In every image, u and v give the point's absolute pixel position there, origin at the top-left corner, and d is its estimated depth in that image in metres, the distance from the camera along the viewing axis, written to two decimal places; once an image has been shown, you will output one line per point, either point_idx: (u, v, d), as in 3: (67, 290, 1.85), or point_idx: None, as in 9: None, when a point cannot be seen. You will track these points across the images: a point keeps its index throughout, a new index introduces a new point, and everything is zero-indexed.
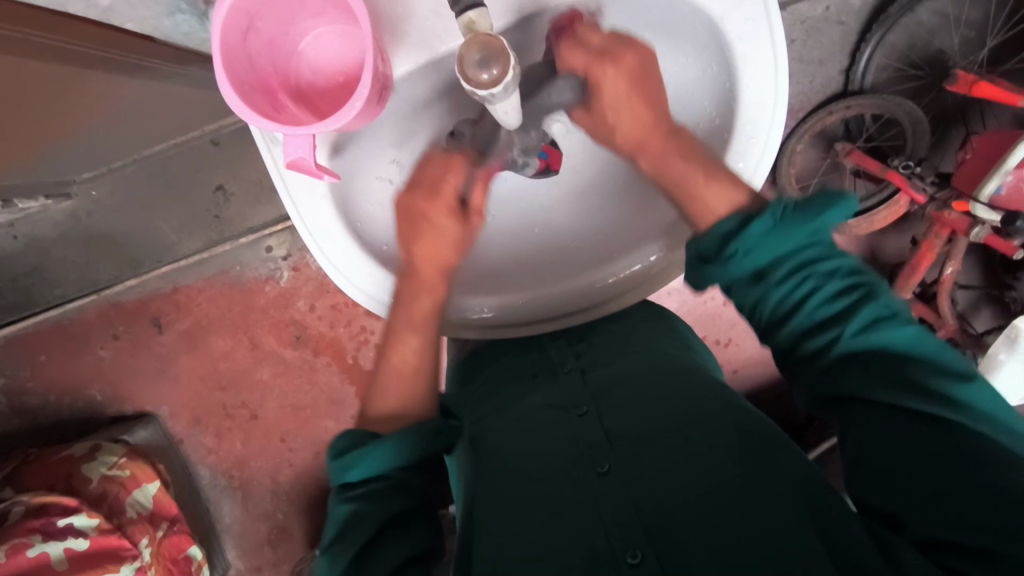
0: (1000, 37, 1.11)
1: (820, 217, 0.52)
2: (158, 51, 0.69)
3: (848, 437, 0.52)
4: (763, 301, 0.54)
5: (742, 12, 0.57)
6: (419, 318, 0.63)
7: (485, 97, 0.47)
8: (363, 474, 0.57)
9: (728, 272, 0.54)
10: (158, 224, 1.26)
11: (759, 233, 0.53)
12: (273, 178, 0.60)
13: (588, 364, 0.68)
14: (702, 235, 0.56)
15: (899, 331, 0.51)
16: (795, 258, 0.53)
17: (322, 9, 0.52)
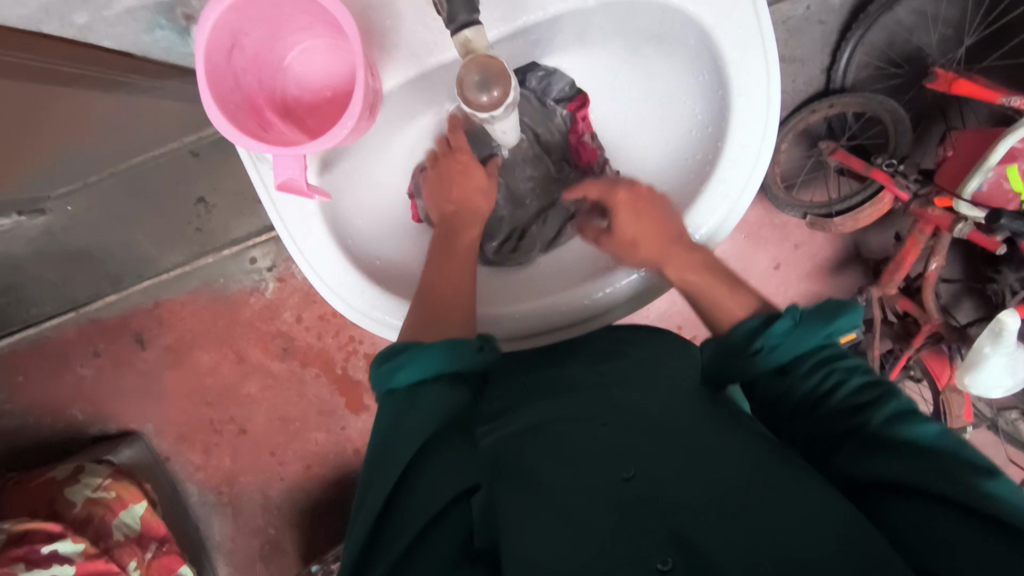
0: (977, 35, 1.12)
1: (836, 320, 0.55)
2: (137, 66, 0.65)
3: (875, 512, 0.48)
4: (789, 394, 0.56)
5: (733, 20, 0.56)
6: (452, 253, 0.61)
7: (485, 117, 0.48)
8: (412, 376, 0.53)
9: (753, 365, 0.57)
10: (138, 239, 1.23)
11: (782, 331, 0.56)
12: (263, 198, 0.58)
13: (611, 383, 0.67)
14: (729, 330, 0.60)
15: (925, 426, 0.50)
16: (818, 356, 0.55)
17: (308, 24, 0.50)
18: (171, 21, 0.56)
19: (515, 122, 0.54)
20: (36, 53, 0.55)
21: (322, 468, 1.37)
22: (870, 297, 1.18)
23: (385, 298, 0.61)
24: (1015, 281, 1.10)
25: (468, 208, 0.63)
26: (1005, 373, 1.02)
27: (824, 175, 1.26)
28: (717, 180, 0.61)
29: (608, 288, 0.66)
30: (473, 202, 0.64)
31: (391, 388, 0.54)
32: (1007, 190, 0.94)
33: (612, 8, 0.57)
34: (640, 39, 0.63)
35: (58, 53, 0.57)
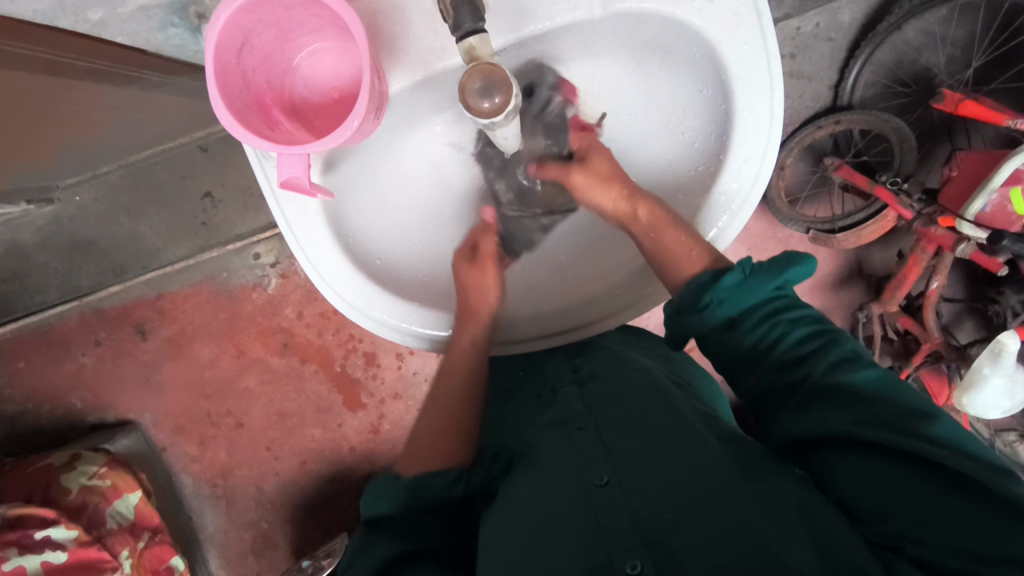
0: (985, 57, 1.13)
1: (785, 275, 0.57)
2: (148, 62, 0.66)
3: (829, 476, 0.51)
4: (737, 349, 0.57)
5: (739, 36, 0.57)
6: (455, 361, 0.66)
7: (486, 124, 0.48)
8: (376, 510, 0.61)
9: (704, 320, 0.58)
10: (143, 230, 1.24)
11: (731, 285, 0.57)
12: (267, 195, 0.59)
13: (586, 377, 0.69)
14: (682, 289, 0.59)
15: (864, 372, 0.53)
16: (766, 309, 0.57)
17: (318, 26, 0.51)
18: (183, 19, 0.57)
19: (517, 128, 0.54)
20: (50, 48, 0.56)
21: (318, 464, 1.37)
22: (871, 313, 1.19)
23: (390, 299, 0.63)
24: (1016, 303, 1.10)
25: (472, 308, 0.65)
26: (1002, 395, 1.02)
27: (828, 191, 1.26)
28: (714, 198, 0.63)
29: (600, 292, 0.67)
30: (476, 306, 0.65)
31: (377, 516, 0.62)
32: (1011, 212, 0.93)
33: (621, 20, 0.58)
34: (648, 53, 0.62)
35: (76, 48, 0.57)
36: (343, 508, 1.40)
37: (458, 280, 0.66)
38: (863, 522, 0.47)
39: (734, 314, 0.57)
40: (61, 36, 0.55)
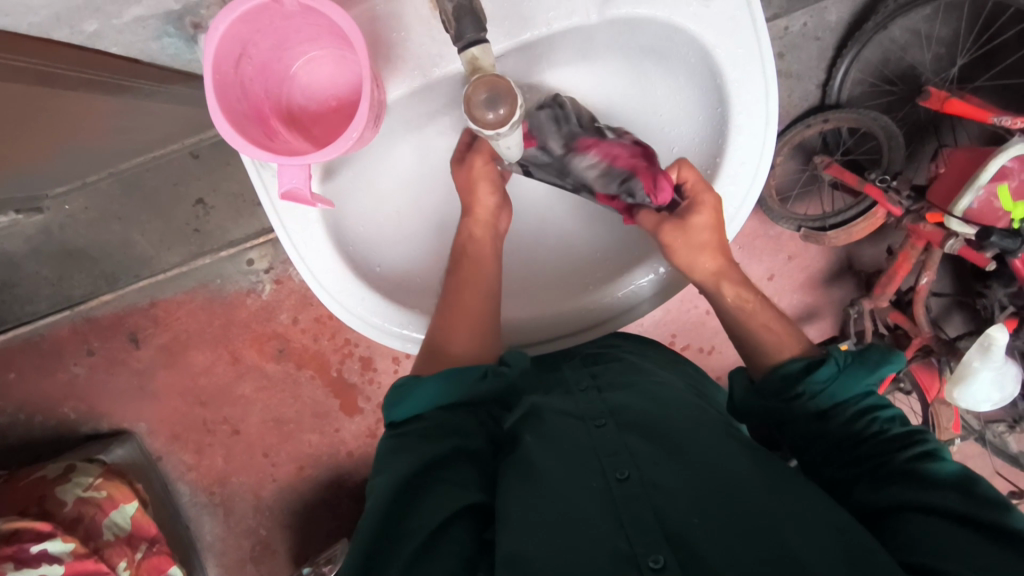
0: (969, 55, 1.15)
1: (877, 371, 0.61)
2: (145, 71, 0.65)
3: (895, 532, 0.52)
4: (826, 436, 0.61)
5: (734, 39, 0.58)
6: (462, 263, 0.65)
7: (491, 136, 0.47)
8: (409, 412, 0.57)
9: (794, 408, 0.61)
10: (136, 238, 1.23)
11: (824, 377, 0.61)
12: (262, 198, 0.58)
13: (604, 385, 0.67)
14: (768, 376, 0.64)
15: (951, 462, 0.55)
16: (860, 404, 0.60)
17: (315, 35, 0.51)
18: (179, 29, 0.57)
19: (520, 136, 0.53)
20: (51, 61, 0.55)
21: (316, 470, 1.38)
22: (861, 309, 1.20)
23: (393, 307, 0.64)
24: (1004, 297, 1.10)
25: (471, 209, 0.64)
26: (992, 387, 1.04)
27: (818, 188, 1.28)
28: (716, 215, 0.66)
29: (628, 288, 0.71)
30: (476, 208, 0.64)
31: (394, 422, 0.58)
32: (997, 208, 0.95)
33: (616, 26, 0.58)
34: (641, 59, 0.63)
35: (66, 58, 0.56)
36: (341, 512, 1.41)
37: (470, 189, 0.64)
38: (918, 556, 0.48)
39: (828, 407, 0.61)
40: (56, 47, 0.54)
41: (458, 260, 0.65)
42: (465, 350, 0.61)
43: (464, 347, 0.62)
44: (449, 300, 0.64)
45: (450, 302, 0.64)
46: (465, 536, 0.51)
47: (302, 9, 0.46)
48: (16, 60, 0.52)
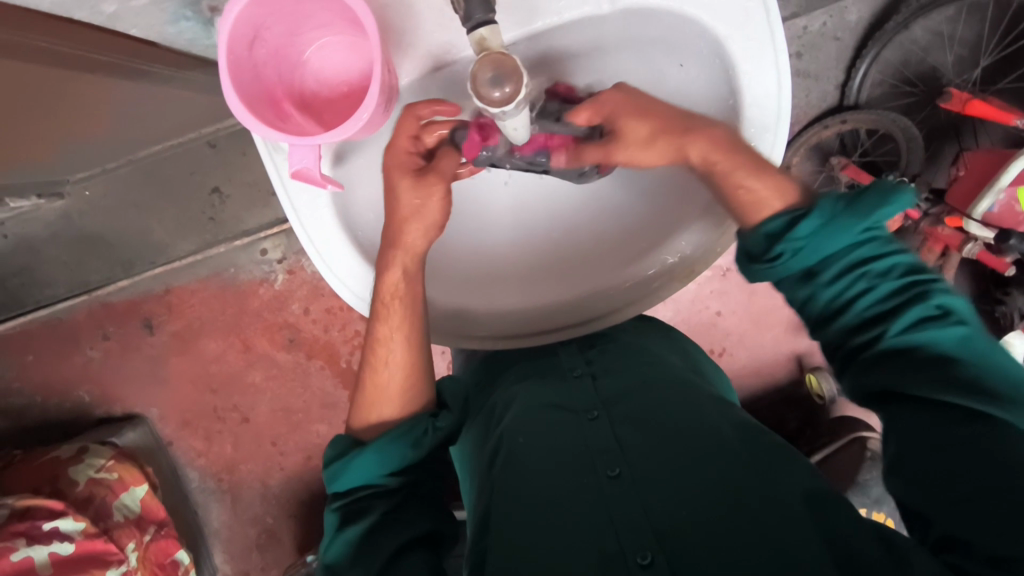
0: (993, 56, 1.13)
1: (877, 214, 0.54)
2: (164, 57, 0.66)
3: (894, 432, 0.53)
4: (813, 298, 0.58)
5: (747, 32, 0.57)
6: (389, 301, 0.61)
7: (496, 115, 0.44)
8: (351, 482, 0.60)
9: (776, 270, 0.58)
10: (152, 225, 1.25)
11: (806, 234, 0.56)
12: (275, 187, 0.58)
13: (599, 371, 0.65)
14: (750, 235, 0.59)
15: (950, 328, 0.53)
16: (851, 260, 0.56)
17: (328, 20, 0.51)
18: (195, 13, 0.56)
19: (528, 118, 0.50)
20: (71, 41, 0.56)
21: (323, 460, 1.38)
22: None
23: None
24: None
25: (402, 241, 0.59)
26: None
27: None
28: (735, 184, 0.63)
29: (654, 265, 0.68)
30: (406, 236, 0.58)
31: (336, 490, 0.61)
32: (1019, 212, 0.92)
33: (629, 16, 0.58)
34: (653, 51, 0.61)
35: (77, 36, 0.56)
36: None
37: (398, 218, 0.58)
38: (915, 483, 0.50)
39: (812, 262, 0.57)
40: (75, 28, 0.55)
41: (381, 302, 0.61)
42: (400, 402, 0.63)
43: (394, 414, 0.63)
44: (373, 336, 0.63)
45: (375, 360, 0.63)
46: (420, 564, 0.56)
47: None
48: (37, 39, 0.53)
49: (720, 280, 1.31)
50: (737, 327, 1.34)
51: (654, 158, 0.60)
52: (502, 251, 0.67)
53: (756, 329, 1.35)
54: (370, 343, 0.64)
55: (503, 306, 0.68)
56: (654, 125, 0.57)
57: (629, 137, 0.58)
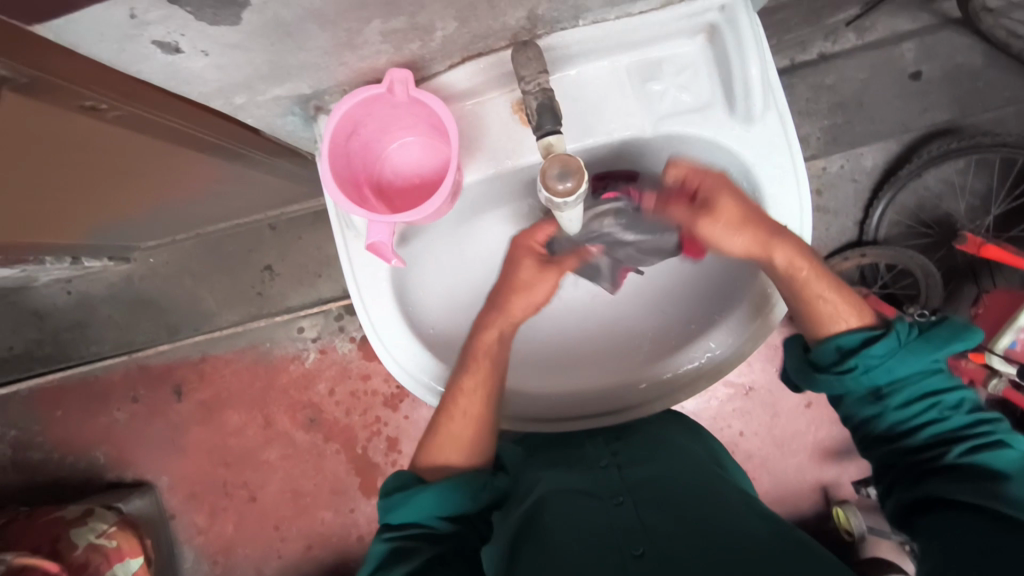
0: (1003, 206, 1.22)
1: (948, 347, 0.57)
2: (266, 145, 0.77)
3: (936, 540, 0.52)
4: (880, 417, 0.60)
5: (772, 159, 0.62)
6: (479, 358, 0.64)
7: (556, 205, 0.50)
8: (405, 517, 0.59)
9: (844, 384, 0.59)
10: (204, 296, 1.33)
11: (881, 354, 0.58)
12: (342, 258, 0.64)
13: (624, 461, 0.65)
14: (821, 346, 0.61)
15: (1005, 452, 0.55)
16: (919, 383, 0.58)
17: (413, 123, 0.60)
18: (303, 109, 0.60)
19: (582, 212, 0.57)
20: (208, 129, 0.64)
21: (322, 551, 1.34)
22: None
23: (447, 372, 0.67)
24: None
25: (508, 310, 0.66)
26: None
27: None
28: (762, 290, 0.66)
29: (686, 362, 0.69)
30: (515, 306, 0.66)
31: (388, 523, 0.60)
32: None
33: (668, 141, 0.63)
34: None
35: (223, 131, 0.67)
36: None
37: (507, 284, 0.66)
38: None
39: (881, 383, 0.59)
40: (216, 120, 0.63)
41: (470, 354, 0.65)
42: (463, 460, 0.63)
43: (460, 462, 0.63)
44: (453, 383, 0.64)
45: (449, 410, 0.64)
46: None
47: (409, 101, 0.55)
48: (186, 127, 0.62)
49: (742, 398, 1.32)
50: (759, 449, 1.32)
51: (740, 247, 0.61)
52: (560, 333, 0.73)
53: (780, 453, 1.32)
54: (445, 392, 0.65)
55: (551, 386, 0.70)
56: (734, 215, 0.60)
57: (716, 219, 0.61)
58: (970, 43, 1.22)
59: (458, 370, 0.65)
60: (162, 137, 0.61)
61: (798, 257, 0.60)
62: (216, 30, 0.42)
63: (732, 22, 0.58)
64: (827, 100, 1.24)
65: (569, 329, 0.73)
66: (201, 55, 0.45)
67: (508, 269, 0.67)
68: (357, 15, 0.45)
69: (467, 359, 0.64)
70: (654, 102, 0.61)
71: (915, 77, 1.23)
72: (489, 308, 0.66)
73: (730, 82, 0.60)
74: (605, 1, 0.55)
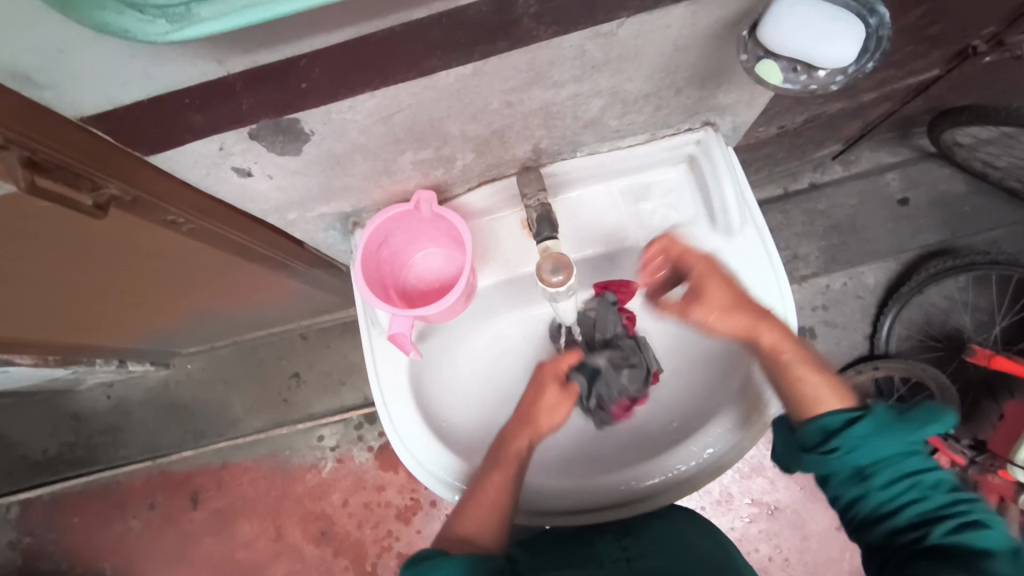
0: (1009, 318, 1.25)
1: (921, 430, 0.59)
2: (305, 255, 0.88)
3: None
4: (865, 499, 0.59)
5: (754, 267, 0.68)
6: (505, 460, 0.66)
7: (552, 295, 0.58)
8: None
9: (830, 464, 0.59)
10: (233, 402, 1.38)
11: (863, 433, 0.58)
12: (366, 352, 0.70)
13: (635, 554, 0.66)
14: (804, 427, 0.61)
15: (990, 534, 0.54)
16: (898, 462, 0.58)
17: (436, 236, 0.69)
18: (343, 224, 0.71)
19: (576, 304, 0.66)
20: (261, 241, 0.75)
21: None
22: None
23: (461, 466, 0.69)
24: None
25: (537, 419, 0.67)
26: None
27: None
28: (753, 385, 0.68)
29: (690, 459, 0.69)
30: (540, 417, 0.67)
31: None
32: None
33: None
34: None
35: (272, 243, 0.78)
36: None
37: (537, 388, 0.69)
38: None
39: (865, 464, 0.59)
40: (267, 232, 0.74)
41: (496, 453, 0.67)
42: (484, 544, 0.64)
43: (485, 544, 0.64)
44: (478, 479, 0.66)
45: (475, 497, 0.65)
46: None
47: (433, 215, 0.65)
48: (248, 240, 0.73)
49: (767, 518, 1.26)
50: None
51: (730, 329, 0.64)
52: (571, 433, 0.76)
53: None
54: (471, 485, 0.66)
55: (560, 484, 0.71)
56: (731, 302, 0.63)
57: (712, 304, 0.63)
58: (950, 173, 1.33)
59: (489, 456, 0.68)
60: (223, 246, 0.72)
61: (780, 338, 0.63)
62: (282, 159, 0.52)
63: (708, 154, 0.69)
64: (822, 223, 1.34)
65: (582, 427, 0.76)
66: (266, 177, 0.55)
67: (534, 388, 0.69)
68: (393, 148, 0.56)
69: (491, 456, 0.67)
70: (645, 219, 0.70)
71: (902, 203, 1.33)
72: (519, 417, 0.68)
73: (711, 203, 0.69)
74: (599, 138, 0.66)
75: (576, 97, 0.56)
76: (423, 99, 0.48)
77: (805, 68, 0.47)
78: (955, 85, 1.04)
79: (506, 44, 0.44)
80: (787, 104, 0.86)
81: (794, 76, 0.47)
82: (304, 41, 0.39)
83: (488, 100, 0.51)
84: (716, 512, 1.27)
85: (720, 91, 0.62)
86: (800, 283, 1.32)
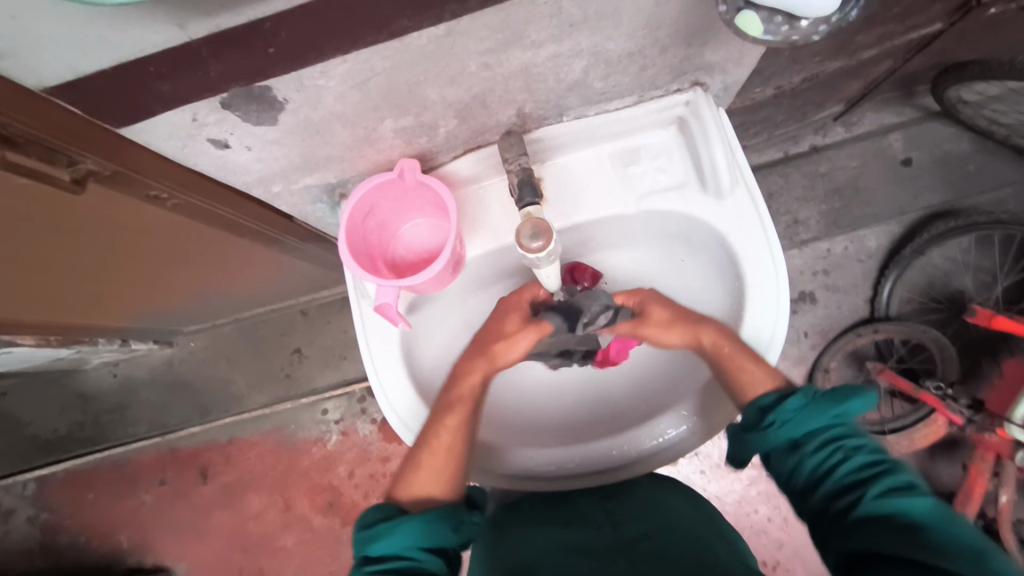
0: (1011, 278, 1.24)
1: (843, 404, 0.62)
2: (297, 231, 0.88)
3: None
4: (799, 468, 0.61)
5: (744, 230, 0.67)
6: (462, 399, 0.66)
7: (532, 260, 0.58)
8: (386, 548, 0.58)
9: (766, 438, 0.62)
10: (236, 379, 1.40)
11: (793, 408, 0.62)
12: (356, 323, 0.70)
13: (618, 519, 0.67)
14: (744, 408, 0.65)
15: (917, 501, 0.55)
16: (826, 432, 0.61)
17: (422, 206, 0.69)
18: (329, 197, 0.70)
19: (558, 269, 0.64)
20: (251, 217, 0.75)
21: None
22: None
23: None
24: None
25: (493, 354, 0.67)
26: None
27: None
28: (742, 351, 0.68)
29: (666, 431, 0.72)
30: (498, 351, 0.67)
31: (367, 555, 0.59)
32: None
33: (650, 216, 0.70)
34: (675, 242, 0.74)
35: (263, 219, 0.78)
36: None
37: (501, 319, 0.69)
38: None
39: (797, 436, 0.62)
40: (257, 210, 0.74)
41: (450, 397, 0.67)
42: (440, 500, 0.64)
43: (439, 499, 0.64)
44: (432, 423, 0.65)
45: (428, 445, 0.65)
46: None
47: (418, 184, 0.64)
48: (241, 217, 0.74)
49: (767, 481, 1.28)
50: (790, 538, 1.26)
51: (676, 340, 0.68)
52: (555, 399, 0.76)
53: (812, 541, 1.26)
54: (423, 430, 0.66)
55: (545, 454, 0.71)
56: (673, 315, 0.68)
57: (652, 318, 0.68)
58: (955, 133, 1.30)
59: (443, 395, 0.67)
60: (212, 220, 0.71)
61: (720, 335, 0.66)
62: (259, 129, 0.51)
63: (697, 115, 0.67)
64: (823, 186, 1.32)
65: (569, 391, 0.76)
66: (245, 149, 0.55)
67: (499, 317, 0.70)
68: (372, 116, 0.55)
69: (443, 398, 0.67)
70: (634, 182, 0.69)
71: (905, 164, 1.31)
72: (469, 356, 0.68)
73: (701, 166, 0.68)
74: (584, 101, 0.65)
75: (557, 58, 0.54)
76: (398, 63, 0.47)
77: (786, 19, 0.45)
78: (957, 39, 1.01)
79: (478, 2, 0.43)
80: (783, 63, 0.84)
81: (775, 26, 0.46)
82: (268, 3, 0.38)
83: (465, 62, 0.50)
84: (716, 476, 1.28)
85: (707, 49, 0.61)
86: (801, 248, 1.31)
